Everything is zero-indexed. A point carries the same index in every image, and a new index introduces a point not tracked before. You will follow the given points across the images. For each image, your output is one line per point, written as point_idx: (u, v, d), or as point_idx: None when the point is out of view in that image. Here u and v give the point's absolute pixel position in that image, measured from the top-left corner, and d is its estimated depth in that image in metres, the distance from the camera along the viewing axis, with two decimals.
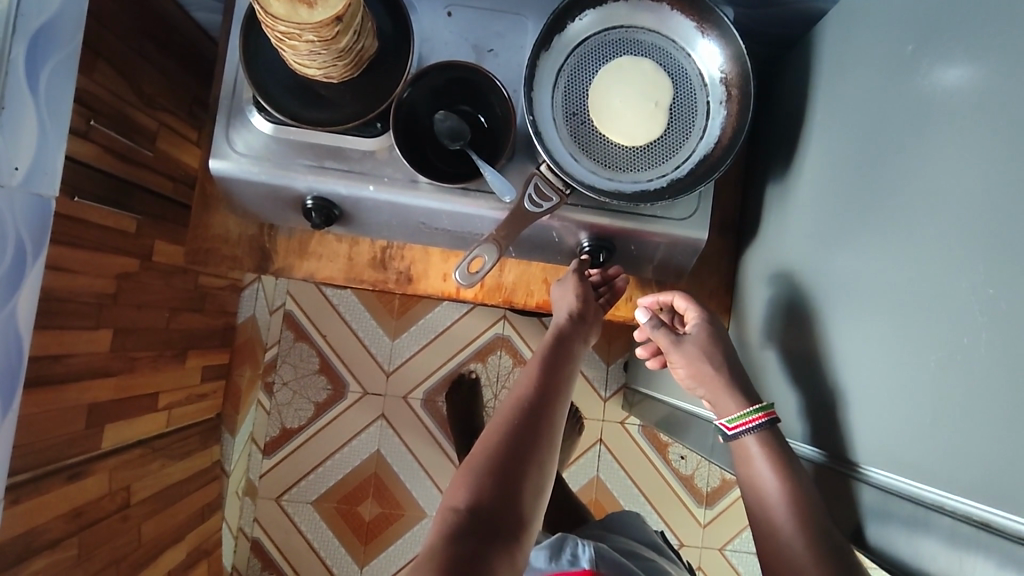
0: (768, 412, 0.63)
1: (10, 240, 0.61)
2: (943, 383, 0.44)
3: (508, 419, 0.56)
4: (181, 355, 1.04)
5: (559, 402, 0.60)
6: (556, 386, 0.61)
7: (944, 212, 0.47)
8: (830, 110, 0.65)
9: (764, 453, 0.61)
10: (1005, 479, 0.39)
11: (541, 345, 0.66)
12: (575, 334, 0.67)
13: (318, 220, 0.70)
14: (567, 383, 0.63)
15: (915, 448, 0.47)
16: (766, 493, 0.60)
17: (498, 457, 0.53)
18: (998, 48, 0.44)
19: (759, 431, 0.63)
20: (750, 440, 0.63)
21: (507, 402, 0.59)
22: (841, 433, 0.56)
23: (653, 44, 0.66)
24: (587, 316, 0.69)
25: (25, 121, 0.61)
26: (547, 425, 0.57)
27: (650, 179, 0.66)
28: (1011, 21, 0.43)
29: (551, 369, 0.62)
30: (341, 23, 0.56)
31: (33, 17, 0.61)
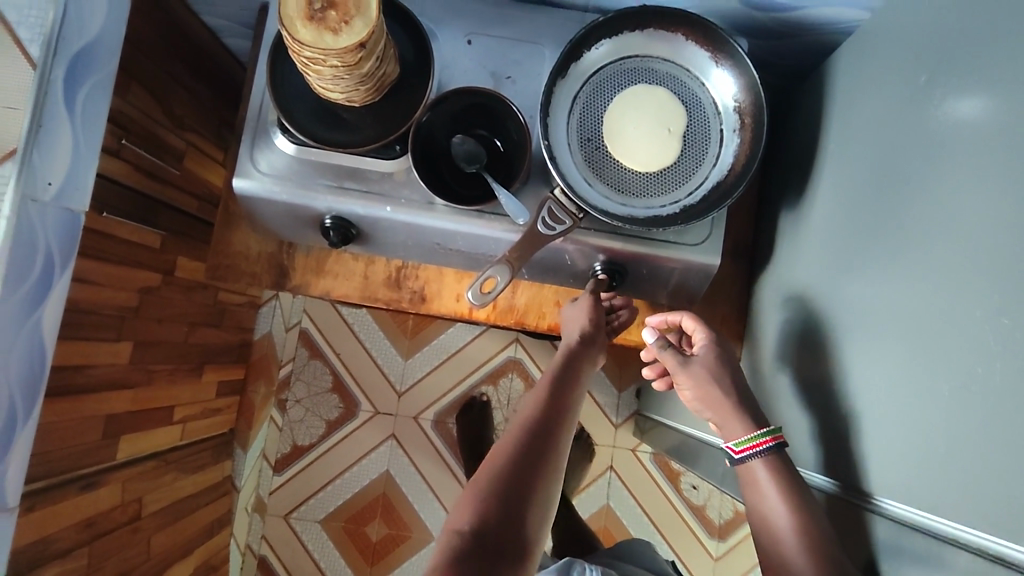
0: (777, 437, 0.63)
1: (39, 252, 0.63)
2: (956, 413, 0.44)
3: (516, 438, 0.57)
4: (197, 369, 1.05)
5: (567, 423, 0.60)
6: (564, 408, 0.61)
7: (956, 242, 0.47)
8: (843, 139, 0.65)
9: (772, 479, 0.61)
10: (1019, 512, 0.38)
11: (551, 365, 0.66)
12: (584, 355, 0.68)
13: (336, 239, 0.72)
14: (574, 405, 0.63)
15: (929, 479, 0.46)
16: (773, 520, 0.59)
17: (505, 478, 0.53)
18: (1010, 79, 0.44)
19: (766, 455, 0.62)
20: (759, 464, 0.62)
21: (514, 423, 0.59)
22: (853, 463, 0.56)
23: (668, 72, 0.68)
24: (597, 338, 0.70)
25: (60, 138, 0.64)
26: (554, 447, 0.57)
27: (663, 205, 0.67)
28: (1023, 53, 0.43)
29: (560, 391, 0.63)
30: (365, 49, 0.58)
31: (74, 40, 0.64)
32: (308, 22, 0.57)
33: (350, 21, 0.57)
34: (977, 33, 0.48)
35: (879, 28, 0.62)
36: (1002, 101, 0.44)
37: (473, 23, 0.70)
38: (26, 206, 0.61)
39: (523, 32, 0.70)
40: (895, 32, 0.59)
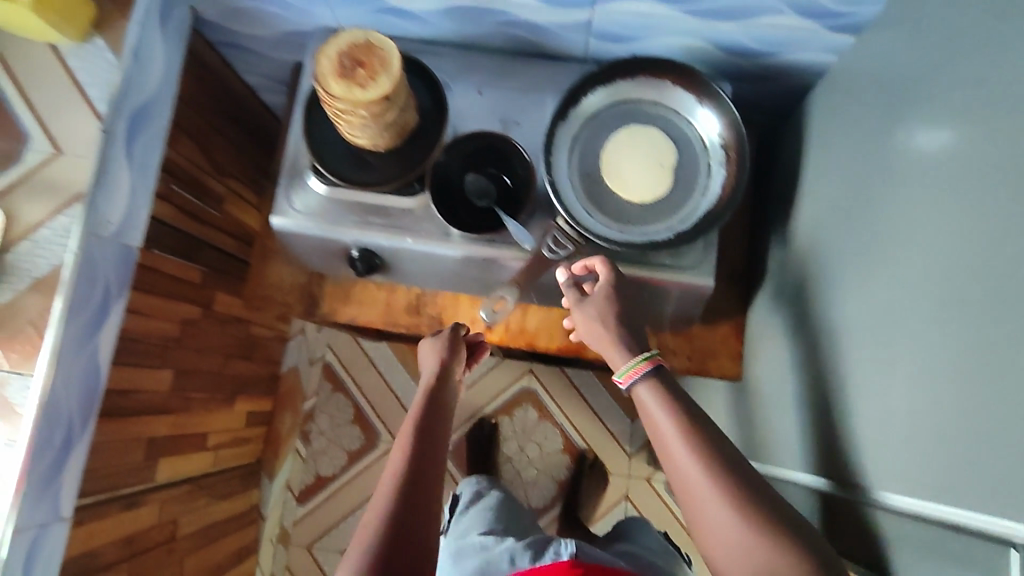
0: (655, 359, 0.63)
1: (99, 284, 0.70)
2: (930, 409, 0.48)
3: (391, 485, 0.61)
4: (229, 398, 1.12)
5: (437, 460, 0.66)
6: (431, 443, 0.67)
7: (913, 254, 0.53)
8: (820, 168, 0.72)
9: (655, 400, 0.60)
10: (980, 484, 0.42)
11: (415, 408, 0.72)
12: (445, 389, 0.75)
13: (362, 268, 0.80)
14: (442, 439, 0.69)
15: (910, 468, 0.50)
16: (663, 440, 0.58)
17: (386, 528, 0.57)
18: (951, 107, 0.51)
19: (647, 379, 0.62)
20: (641, 391, 0.61)
21: (388, 470, 0.64)
22: (847, 465, 0.60)
23: (658, 113, 0.75)
24: (454, 369, 0.77)
25: (119, 181, 0.70)
26: (427, 484, 0.62)
27: (658, 231, 0.73)
28: (961, 84, 0.50)
29: (426, 429, 0.69)
30: (388, 101, 0.67)
31: (135, 96, 0.71)
32: (340, 78, 0.65)
33: (376, 77, 0.66)
34: (921, 70, 0.55)
35: (845, 69, 0.69)
36: (941, 132, 0.51)
37: (483, 76, 0.79)
38: (90, 241, 0.68)
39: (528, 82, 0.79)
40: (859, 71, 0.66)
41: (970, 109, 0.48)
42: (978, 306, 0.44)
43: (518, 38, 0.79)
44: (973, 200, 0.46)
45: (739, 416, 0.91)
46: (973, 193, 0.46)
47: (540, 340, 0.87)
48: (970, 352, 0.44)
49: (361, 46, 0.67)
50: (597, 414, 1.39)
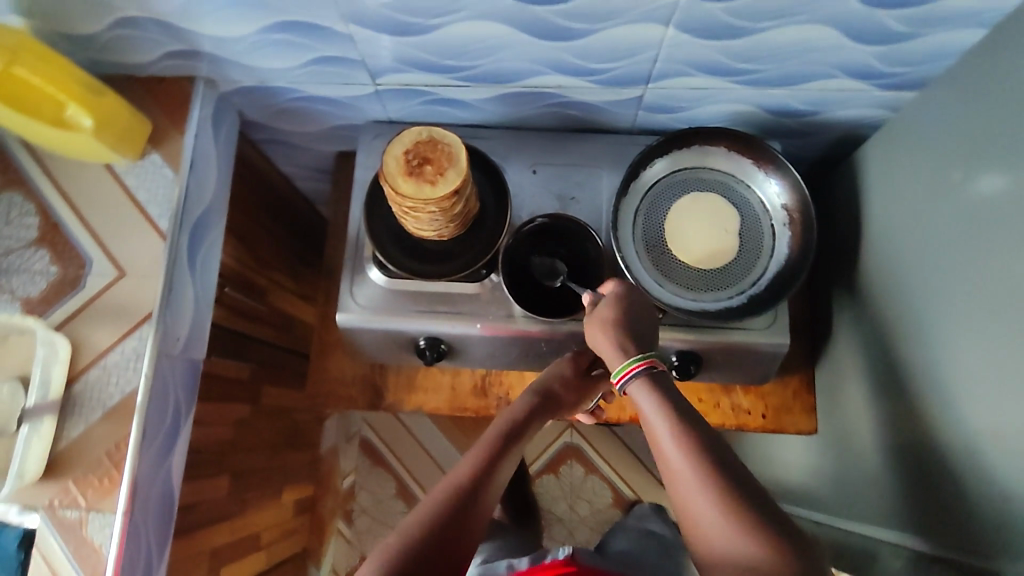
0: (652, 361, 0.59)
1: (170, 402, 0.69)
2: None
3: (446, 492, 0.56)
4: (278, 491, 1.08)
5: (506, 473, 0.61)
6: (497, 470, 0.60)
7: (1008, 313, 0.53)
8: (879, 220, 0.73)
9: (651, 402, 0.56)
10: None
11: (491, 426, 0.65)
12: (529, 420, 0.67)
13: (431, 357, 0.78)
14: (509, 470, 0.61)
15: None
16: (657, 440, 0.54)
17: (424, 538, 0.51)
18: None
19: (639, 380, 0.58)
20: (634, 390, 0.58)
21: (446, 477, 0.58)
22: (954, 525, 0.59)
23: (717, 179, 0.76)
24: (544, 407, 0.70)
25: (185, 297, 0.70)
26: (480, 510, 0.56)
27: (730, 296, 0.73)
28: None
29: (499, 453, 0.61)
30: (458, 194, 0.67)
31: (193, 210, 0.72)
32: (408, 177, 0.66)
33: (444, 172, 0.66)
34: (985, 128, 0.57)
35: (897, 124, 0.71)
36: (1015, 194, 0.53)
37: (537, 155, 0.79)
38: (161, 363, 0.67)
39: (580, 157, 0.79)
40: (911, 126, 0.68)
41: None
42: None
43: (566, 116, 0.80)
44: None
45: (812, 466, 0.90)
46: None
47: (613, 411, 0.86)
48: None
49: (426, 142, 0.67)
50: (646, 466, 1.37)
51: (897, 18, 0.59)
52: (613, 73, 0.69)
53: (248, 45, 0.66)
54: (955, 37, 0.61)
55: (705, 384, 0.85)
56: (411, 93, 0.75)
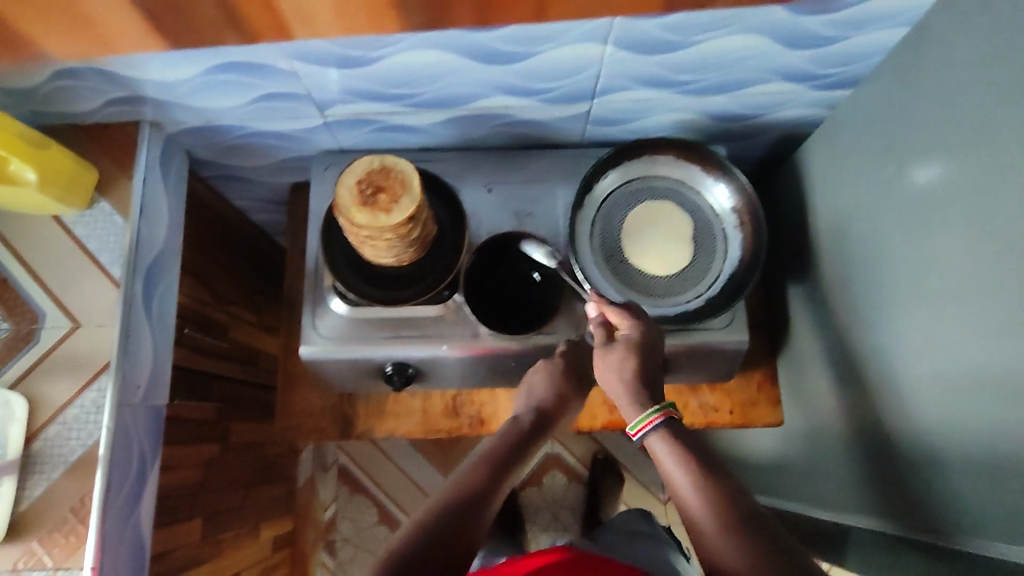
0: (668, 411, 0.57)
1: (135, 453, 0.67)
2: (1000, 448, 0.50)
3: (439, 512, 0.56)
4: (254, 528, 1.05)
5: (497, 498, 0.59)
6: (494, 490, 0.59)
7: (945, 301, 0.56)
8: (824, 215, 0.76)
9: (670, 452, 0.54)
10: None
11: (489, 443, 0.64)
12: (530, 437, 0.65)
13: (399, 382, 0.78)
14: (506, 489, 0.61)
15: (998, 509, 0.51)
16: (680, 496, 0.53)
17: (417, 557, 0.52)
18: (951, 159, 0.54)
19: (659, 431, 0.56)
20: (653, 443, 0.56)
21: (442, 495, 0.58)
22: (912, 504, 0.62)
23: (669, 187, 0.78)
24: (547, 420, 0.68)
25: (143, 343, 0.70)
26: (475, 528, 0.56)
27: (688, 299, 0.75)
28: (957, 138, 0.54)
29: (496, 473, 0.60)
30: (414, 220, 0.67)
31: (147, 255, 0.71)
32: (361, 207, 0.66)
33: (398, 200, 0.66)
34: (912, 124, 0.60)
35: (833, 123, 0.74)
36: (941, 187, 0.56)
37: (491, 173, 0.81)
38: (123, 413, 0.66)
39: (534, 173, 0.81)
40: (846, 124, 0.71)
41: (972, 161, 0.52)
42: None
43: (517, 133, 0.81)
44: (1000, 249, 0.49)
45: (781, 455, 0.93)
46: (999, 240, 0.49)
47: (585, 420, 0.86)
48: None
49: (379, 170, 0.68)
50: (625, 467, 1.39)
51: (824, 24, 0.61)
52: (559, 91, 0.71)
53: (193, 86, 0.66)
54: (881, 37, 0.64)
55: (674, 386, 0.86)
56: (361, 122, 0.75)
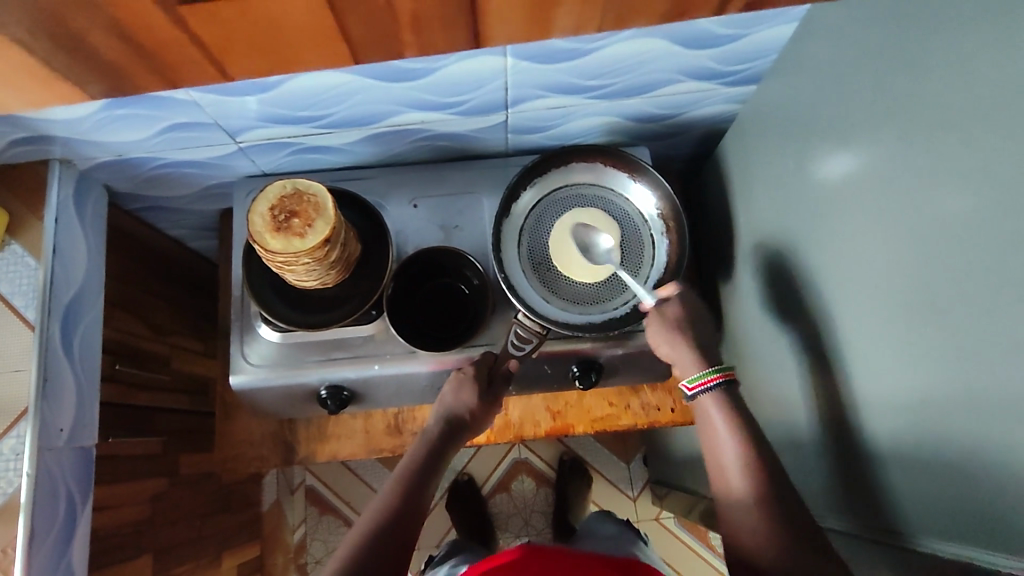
0: (729, 370, 0.65)
1: (61, 496, 0.66)
2: (907, 434, 0.50)
3: (360, 544, 0.59)
4: (216, 559, 1.03)
5: (415, 521, 0.63)
6: (413, 514, 0.63)
7: (852, 291, 0.56)
8: (749, 209, 0.76)
9: (720, 420, 0.61)
10: (983, 505, 0.43)
11: (402, 467, 0.68)
12: (440, 456, 0.70)
13: (334, 406, 0.77)
14: (424, 510, 0.65)
15: (912, 495, 0.51)
16: (721, 463, 0.60)
17: None
18: (851, 148, 0.55)
19: (714, 392, 0.64)
20: (709, 399, 0.64)
21: (361, 527, 0.61)
22: (841, 495, 0.62)
23: (594, 194, 0.78)
24: (455, 437, 0.72)
25: (64, 385, 0.69)
26: (399, 554, 0.59)
27: (615, 306, 0.75)
28: (855, 128, 0.54)
29: (413, 497, 0.65)
30: (330, 243, 0.66)
31: (63, 295, 0.70)
32: (275, 233, 0.65)
33: (312, 223, 0.65)
34: (814, 116, 0.60)
35: (750, 118, 0.74)
36: (844, 179, 0.56)
37: (416, 189, 0.80)
38: (44, 458, 0.65)
39: (460, 185, 0.80)
40: (760, 118, 0.71)
41: (868, 150, 0.52)
42: (935, 336, 0.46)
43: (440, 146, 0.80)
44: (897, 236, 0.49)
45: None
46: (896, 227, 0.49)
47: (529, 428, 0.86)
48: (935, 382, 0.47)
49: (292, 195, 0.66)
50: (593, 466, 1.39)
51: (720, 24, 0.61)
52: (470, 104, 0.70)
53: (94, 121, 0.65)
54: (779, 33, 0.64)
55: (614, 388, 0.85)
56: (277, 145, 0.74)
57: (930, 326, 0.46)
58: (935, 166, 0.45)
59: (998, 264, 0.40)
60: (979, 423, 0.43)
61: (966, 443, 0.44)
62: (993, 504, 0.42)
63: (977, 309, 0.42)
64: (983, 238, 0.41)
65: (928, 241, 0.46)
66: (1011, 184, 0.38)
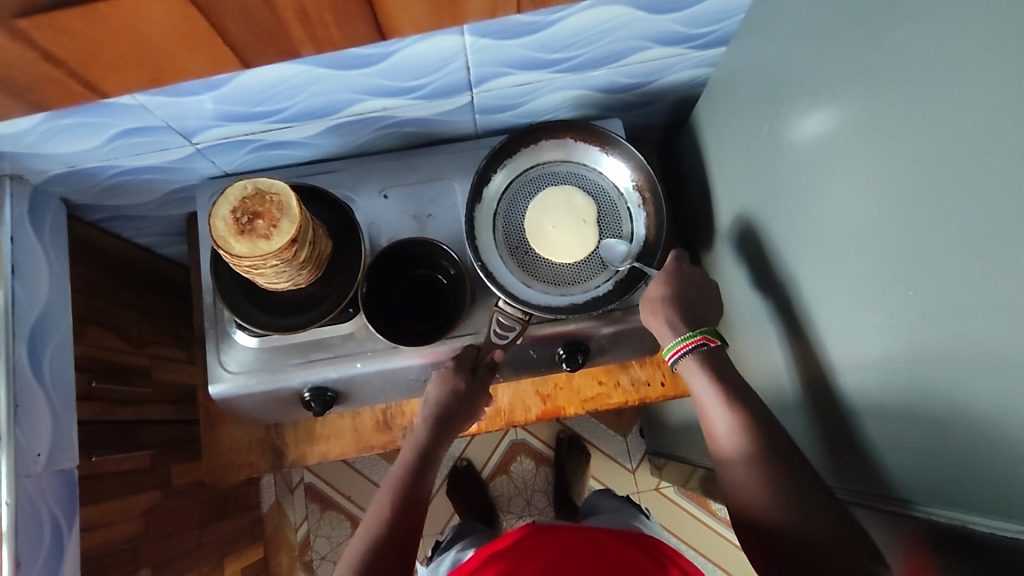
0: (706, 337, 0.64)
1: (46, 521, 0.65)
2: (891, 397, 0.49)
3: (359, 554, 0.60)
4: (219, 564, 1.02)
5: (413, 521, 0.64)
6: (410, 516, 0.64)
7: (829, 256, 0.55)
8: (725, 176, 0.75)
9: (709, 384, 0.61)
10: (970, 468, 0.42)
11: (396, 468, 0.68)
12: (432, 451, 0.70)
13: (319, 407, 0.75)
14: (421, 510, 0.65)
15: (898, 460, 0.50)
16: (717, 429, 0.59)
17: None
18: (822, 107, 0.53)
19: (693, 356, 0.64)
20: (689, 362, 0.64)
21: (361, 535, 0.62)
22: (831, 462, 0.61)
23: (567, 171, 0.76)
24: (447, 429, 0.71)
25: (38, 409, 0.67)
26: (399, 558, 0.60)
27: (597, 285, 0.73)
28: (825, 86, 0.52)
29: (409, 499, 0.65)
30: (297, 242, 0.63)
31: (27, 316, 0.68)
32: (239, 236, 0.61)
33: (277, 223, 0.62)
34: (784, 75, 0.58)
35: (720, 82, 0.72)
36: (817, 139, 0.54)
37: (385, 179, 0.78)
38: (22, 485, 0.64)
39: (428, 172, 0.78)
40: (731, 81, 0.69)
41: (839, 108, 0.50)
42: (915, 298, 0.45)
43: (405, 133, 0.78)
44: (873, 196, 0.48)
45: None
46: (870, 187, 0.48)
47: (521, 413, 0.85)
48: (915, 344, 0.45)
49: (253, 196, 0.63)
50: (591, 442, 1.39)
51: None
52: (431, 86, 0.68)
53: (39, 135, 0.62)
54: None
55: (603, 366, 0.84)
56: (236, 144, 0.72)
57: (910, 289, 0.45)
58: (909, 121, 0.43)
59: (975, 222, 0.38)
60: (959, 384, 0.42)
61: (949, 407, 0.43)
62: (979, 467, 0.41)
63: (954, 268, 0.40)
64: (958, 194, 0.39)
65: (905, 200, 0.44)
66: (986, 136, 0.37)
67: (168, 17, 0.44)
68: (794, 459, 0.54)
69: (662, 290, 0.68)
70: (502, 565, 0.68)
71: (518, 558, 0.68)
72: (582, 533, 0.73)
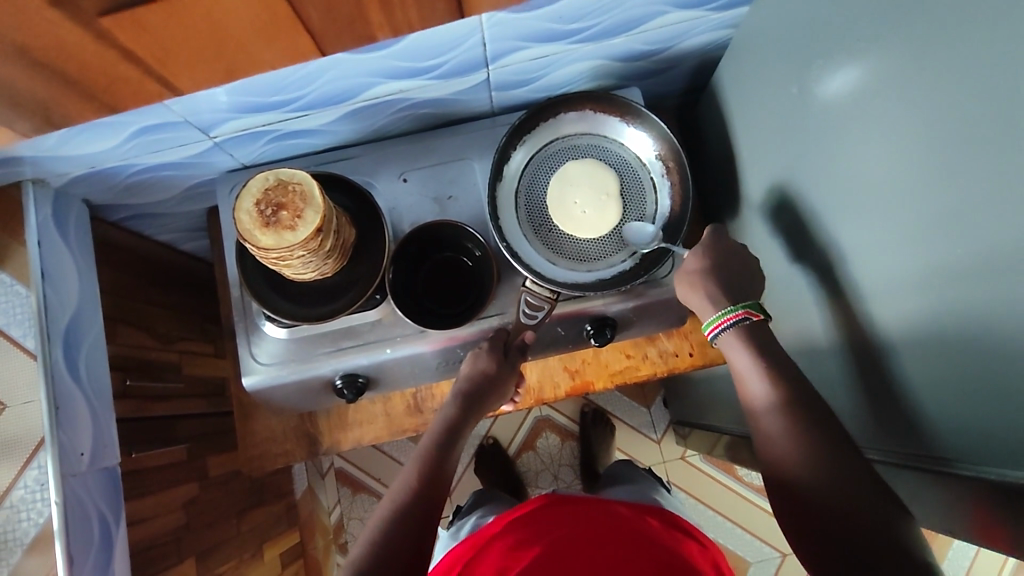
0: (749, 311, 0.61)
1: (93, 518, 0.66)
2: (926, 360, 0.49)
3: (384, 521, 0.60)
4: (258, 551, 1.04)
5: (439, 493, 0.64)
6: (435, 487, 0.64)
7: (858, 220, 0.54)
8: (751, 140, 0.73)
9: (751, 363, 0.59)
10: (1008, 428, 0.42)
11: (424, 442, 0.69)
12: (460, 428, 0.70)
13: (351, 394, 0.75)
14: (447, 483, 0.66)
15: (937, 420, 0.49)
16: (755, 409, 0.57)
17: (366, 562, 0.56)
18: (853, 62, 0.51)
19: (734, 331, 0.61)
20: (731, 337, 0.61)
21: (386, 502, 0.63)
22: (867, 436, 0.61)
23: (588, 143, 0.75)
24: (477, 406, 0.72)
25: (77, 409, 0.68)
26: (423, 526, 0.60)
27: (623, 259, 0.73)
28: (854, 41, 0.50)
29: (436, 471, 0.65)
30: (322, 232, 0.63)
31: (60, 320, 0.68)
32: (265, 228, 0.61)
33: (301, 214, 0.61)
34: (809, 33, 0.56)
35: (743, 43, 0.70)
36: (847, 100, 0.53)
37: (403, 162, 0.77)
38: (70, 484, 0.65)
39: (448, 152, 0.77)
40: (754, 42, 0.67)
41: (871, 65, 0.49)
42: (955, 261, 0.44)
43: (423, 114, 0.77)
44: (905, 155, 0.46)
45: None
46: (902, 146, 0.47)
47: (550, 391, 0.85)
48: (954, 303, 0.45)
49: (276, 186, 0.62)
50: (614, 415, 1.40)
51: None
52: (447, 66, 0.66)
53: (58, 139, 0.62)
54: None
55: (630, 340, 0.84)
56: (253, 136, 0.71)
57: (945, 250, 0.44)
58: (943, 78, 0.41)
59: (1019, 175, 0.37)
60: (1001, 344, 0.41)
61: (989, 366, 0.42)
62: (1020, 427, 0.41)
63: (995, 225, 0.39)
64: (993, 151, 0.38)
65: (936, 155, 0.43)
66: (1022, 89, 0.36)
67: (252, 29, 0.42)
68: (832, 418, 0.53)
69: (699, 258, 0.66)
70: (514, 539, 0.68)
71: (538, 529, 0.68)
72: (604, 507, 0.73)
